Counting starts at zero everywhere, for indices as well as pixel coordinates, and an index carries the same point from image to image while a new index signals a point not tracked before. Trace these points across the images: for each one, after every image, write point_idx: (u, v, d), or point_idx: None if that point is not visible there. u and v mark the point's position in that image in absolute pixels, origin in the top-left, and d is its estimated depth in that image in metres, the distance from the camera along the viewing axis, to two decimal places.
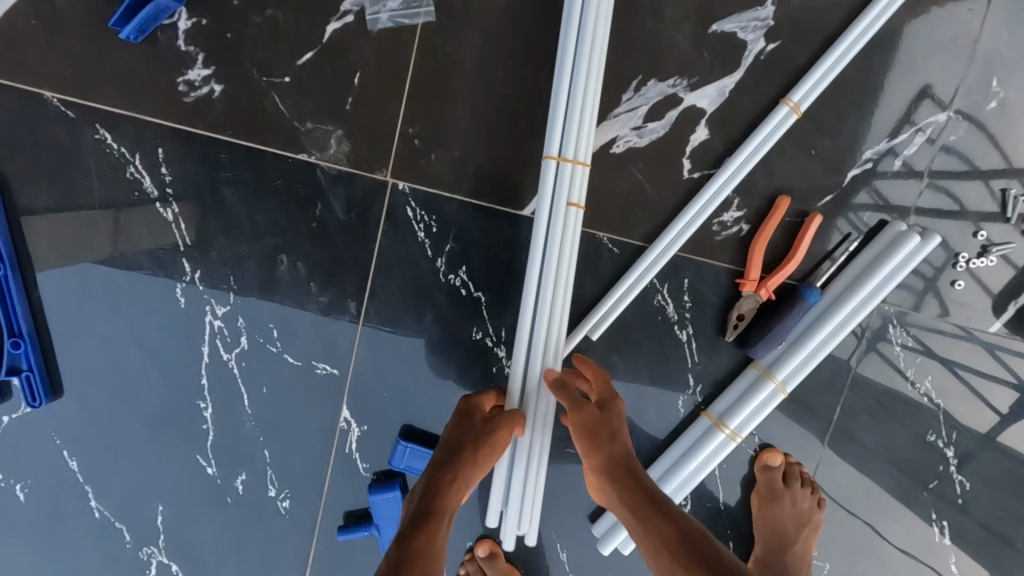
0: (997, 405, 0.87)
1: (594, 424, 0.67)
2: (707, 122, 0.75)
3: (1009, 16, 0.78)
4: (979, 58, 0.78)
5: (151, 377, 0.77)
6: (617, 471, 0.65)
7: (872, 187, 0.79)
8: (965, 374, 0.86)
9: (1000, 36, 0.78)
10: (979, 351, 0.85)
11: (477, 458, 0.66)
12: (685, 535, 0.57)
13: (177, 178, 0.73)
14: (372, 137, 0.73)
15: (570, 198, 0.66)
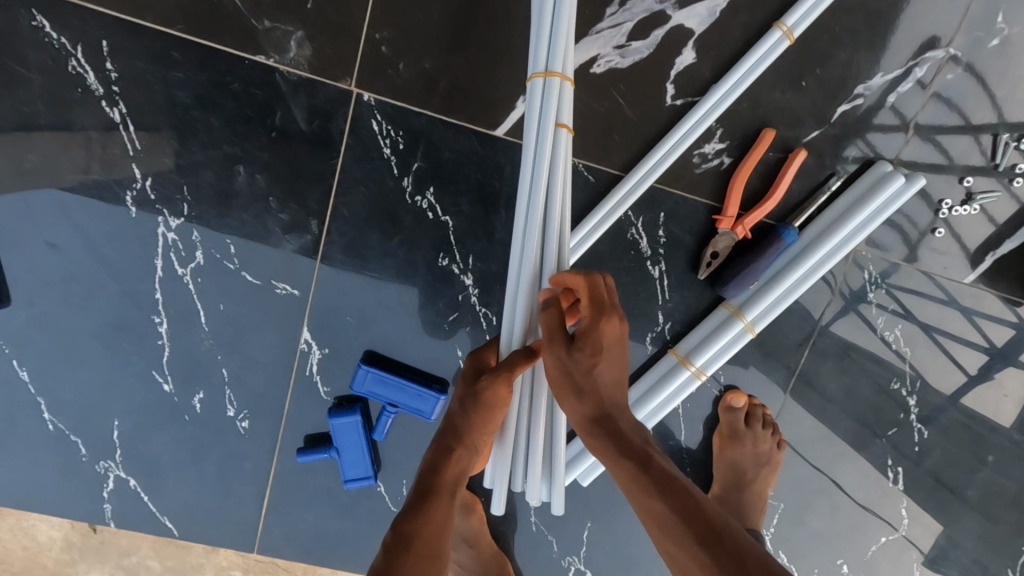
0: (963, 357, 0.87)
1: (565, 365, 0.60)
2: (694, 44, 0.70)
3: None
4: None
5: (102, 288, 0.74)
6: (599, 426, 0.60)
7: (861, 125, 0.76)
8: (934, 326, 0.86)
9: None
10: (952, 302, 0.85)
11: (487, 404, 0.65)
12: (673, 501, 0.55)
13: (124, 75, 0.68)
14: (336, 42, 0.68)
15: (559, 119, 0.61)
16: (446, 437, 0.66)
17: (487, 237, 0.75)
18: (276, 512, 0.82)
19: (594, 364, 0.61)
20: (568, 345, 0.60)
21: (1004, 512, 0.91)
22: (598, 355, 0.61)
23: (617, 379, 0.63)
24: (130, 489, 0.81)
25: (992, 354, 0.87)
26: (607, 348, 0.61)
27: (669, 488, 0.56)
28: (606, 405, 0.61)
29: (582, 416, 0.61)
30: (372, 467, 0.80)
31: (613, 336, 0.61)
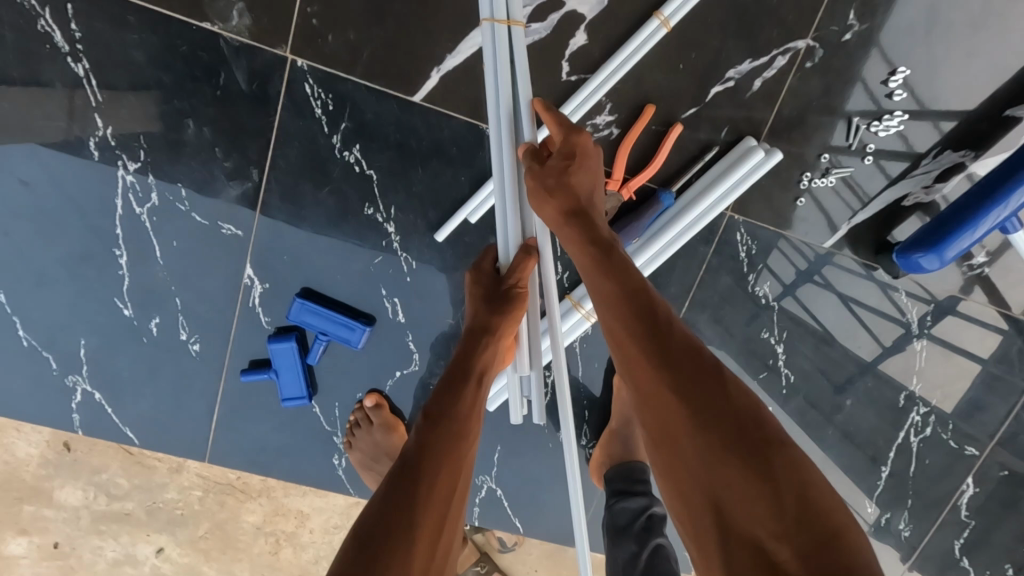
0: (870, 330, 1.02)
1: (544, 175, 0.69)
2: (586, 27, 0.81)
3: None
4: None
5: (69, 222, 0.85)
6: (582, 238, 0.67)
7: (734, 104, 0.88)
8: (846, 300, 1.00)
9: None
10: (861, 280, 0.99)
11: (507, 301, 0.76)
12: (666, 347, 0.57)
13: (87, 35, 0.78)
14: (270, 13, 0.78)
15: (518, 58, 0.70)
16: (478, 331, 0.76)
17: (406, 190, 0.87)
18: (224, 425, 0.95)
19: (578, 149, 0.71)
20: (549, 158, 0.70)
21: (861, 446, 1.06)
22: (586, 147, 0.71)
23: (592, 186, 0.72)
24: (96, 400, 0.93)
25: (905, 330, 1.02)
26: (579, 155, 0.71)
27: (657, 313, 0.60)
28: (587, 215, 0.69)
29: (567, 204, 0.69)
30: (306, 388, 0.93)
31: (587, 144, 0.72)
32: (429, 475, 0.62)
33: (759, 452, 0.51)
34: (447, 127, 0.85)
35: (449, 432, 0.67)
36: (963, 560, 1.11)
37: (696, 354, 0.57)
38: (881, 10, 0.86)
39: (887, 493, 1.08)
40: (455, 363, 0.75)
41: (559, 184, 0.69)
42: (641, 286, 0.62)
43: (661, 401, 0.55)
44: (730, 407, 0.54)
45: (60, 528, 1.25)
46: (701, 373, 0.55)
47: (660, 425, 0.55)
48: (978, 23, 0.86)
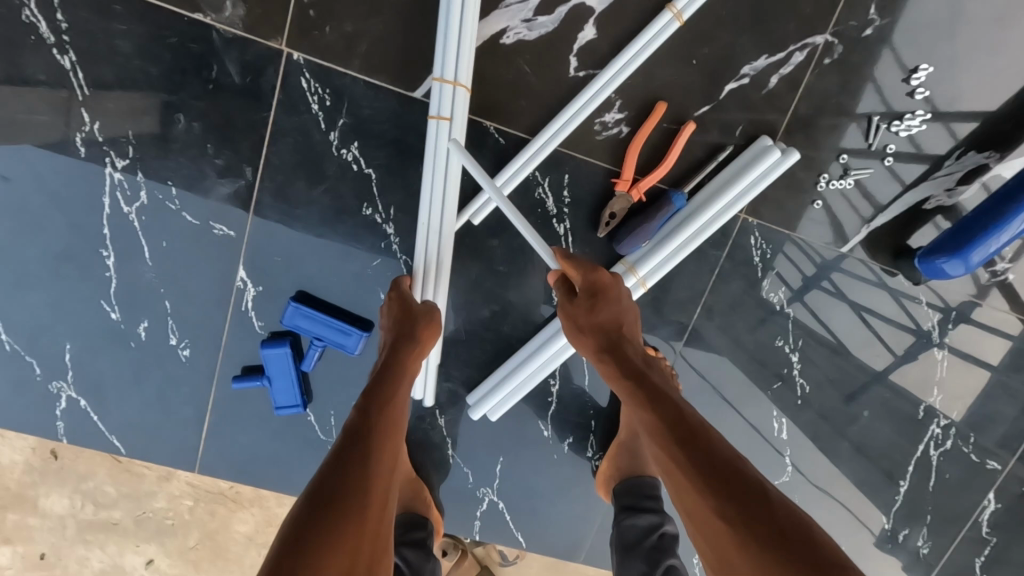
0: (886, 338, 0.97)
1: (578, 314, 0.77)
2: (595, 21, 0.78)
3: None
4: None
5: (54, 221, 0.81)
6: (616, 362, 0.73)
7: (748, 102, 0.84)
8: (855, 308, 0.96)
9: None
10: (871, 286, 0.95)
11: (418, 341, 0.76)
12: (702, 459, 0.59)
13: (73, 25, 0.75)
14: (266, 3, 0.75)
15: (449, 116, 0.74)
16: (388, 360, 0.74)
17: (406, 190, 0.83)
18: (215, 434, 0.91)
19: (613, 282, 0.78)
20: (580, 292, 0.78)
21: (880, 460, 1.02)
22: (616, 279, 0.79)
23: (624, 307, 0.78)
24: (80, 408, 0.89)
25: (916, 336, 0.97)
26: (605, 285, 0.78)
27: (683, 420, 0.63)
28: (622, 347, 0.74)
29: (603, 342, 0.75)
30: (300, 396, 0.89)
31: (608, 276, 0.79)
32: (369, 484, 0.56)
33: (805, 550, 0.50)
34: None
35: (381, 442, 0.62)
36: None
37: (732, 470, 0.57)
38: (902, 4, 0.82)
39: (905, 508, 1.04)
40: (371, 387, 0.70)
41: (595, 318, 0.76)
42: (679, 405, 0.65)
43: (699, 508, 0.56)
44: (773, 516, 0.53)
45: (45, 537, 1.21)
46: (738, 480, 0.56)
47: (706, 533, 0.55)
48: (1003, 17, 0.82)
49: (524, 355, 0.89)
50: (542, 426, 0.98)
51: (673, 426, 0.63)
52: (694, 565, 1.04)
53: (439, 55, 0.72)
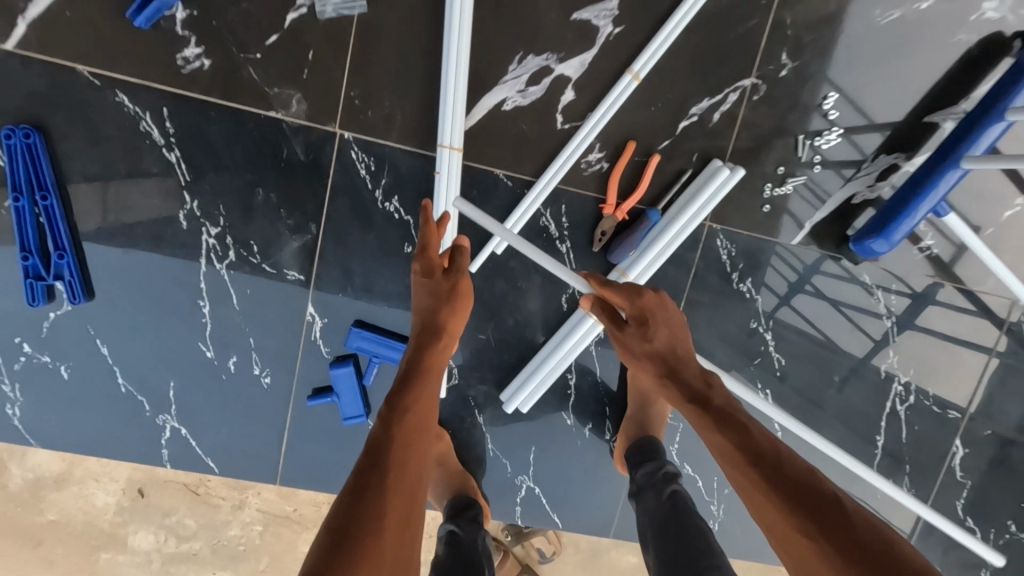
0: (855, 320, 1.17)
1: (630, 340, 0.93)
2: (573, 85, 1.01)
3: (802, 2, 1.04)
4: (778, 36, 1.05)
5: (162, 281, 1.02)
6: (673, 382, 0.88)
7: (699, 134, 1.06)
8: (833, 302, 1.16)
9: (794, 18, 1.04)
10: (844, 281, 1.15)
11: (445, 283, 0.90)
12: (776, 473, 0.72)
13: (178, 129, 0.97)
14: (323, 98, 0.98)
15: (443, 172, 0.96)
16: (423, 324, 0.89)
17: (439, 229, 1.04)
18: (293, 447, 1.09)
19: (657, 303, 0.94)
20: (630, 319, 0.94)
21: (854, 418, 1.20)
22: (660, 298, 0.95)
23: (673, 334, 0.93)
24: (182, 435, 1.07)
25: (891, 321, 1.17)
26: (653, 313, 0.93)
27: (756, 443, 0.76)
28: (679, 370, 0.89)
29: (661, 367, 0.90)
30: (363, 407, 1.07)
31: (653, 299, 0.94)
32: (388, 468, 0.70)
33: (873, 555, 0.63)
34: (470, 174, 1.03)
35: (408, 424, 0.75)
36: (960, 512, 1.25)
37: (808, 488, 0.70)
38: (809, 49, 1.06)
39: (885, 461, 1.22)
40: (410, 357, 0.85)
41: (653, 345, 0.92)
42: (750, 429, 0.78)
43: (780, 525, 0.69)
44: (845, 518, 0.66)
45: (134, 570, 1.36)
46: (815, 493, 0.69)
47: (783, 538, 0.68)
48: (887, 51, 1.06)
49: (543, 354, 1.08)
50: (564, 416, 1.16)
51: (749, 447, 0.75)
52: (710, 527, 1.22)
53: (443, 134, 0.94)
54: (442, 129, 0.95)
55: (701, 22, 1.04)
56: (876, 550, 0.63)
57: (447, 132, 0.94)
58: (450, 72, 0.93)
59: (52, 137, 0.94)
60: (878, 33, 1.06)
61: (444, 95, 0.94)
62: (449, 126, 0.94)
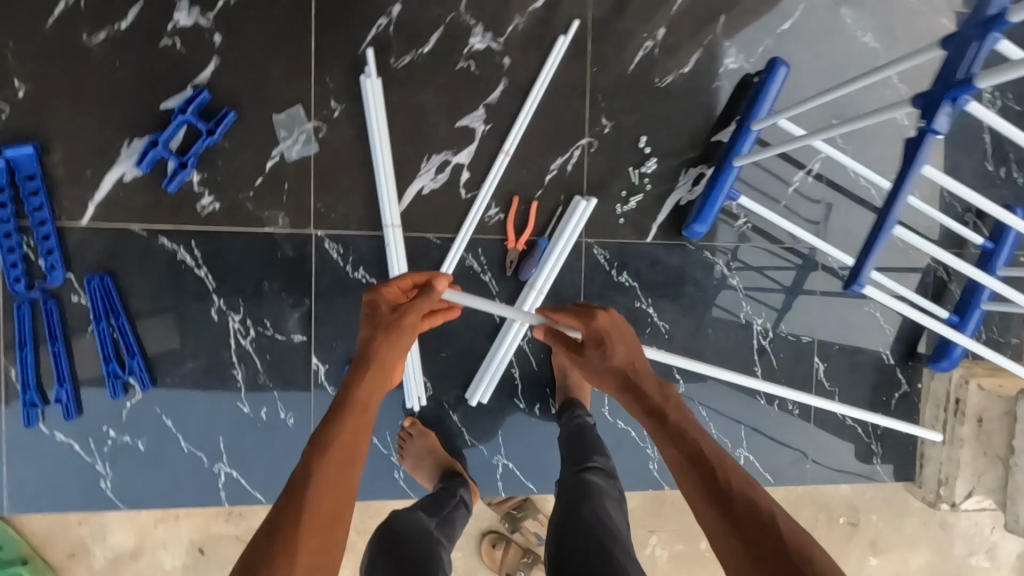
0: (736, 290, 1.61)
1: (591, 362, 1.23)
2: (467, 167, 1.47)
3: (610, 81, 1.52)
4: (600, 105, 1.52)
5: (204, 362, 1.40)
6: (627, 390, 1.17)
7: (562, 181, 1.51)
8: (737, 288, 1.61)
9: (607, 92, 1.52)
10: (740, 271, 1.61)
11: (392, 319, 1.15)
12: (713, 477, 0.98)
13: (203, 253, 1.39)
14: (299, 211, 1.42)
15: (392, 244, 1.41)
16: (376, 343, 1.13)
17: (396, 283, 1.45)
18: None
19: (608, 324, 1.23)
20: (589, 340, 1.24)
21: (729, 357, 1.62)
22: (611, 321, 1.25)
23: (628, 349, 1.22)
24: (234, 475, 1.42)
25: (784, 291, 1.63)
26: (609, 336, 1.22)
27: (692, 445, 1.04)
28: (632, 380, 1.17)
29: (618, 379, 1.19)
30: None
31: (605, 322, 1.24)
32: (306, 494, 0.88)
33: (765, 534, 0.89)
34: (410, 241, 1.46)
35: (336, 437, 0.96)
36: (833, 407, 1.68)
37: (727, 483, 0.97)
38: (623, 109, 1.53)
39: (767, 386, 1.64)
40: (359, 372, 1.09)
41: (608, 362, 1.20)
42: (690, 435, 1.05)
43: (704, 510, 0.96)
44: (753, 513, 0.92)
45: None
46: (735, 495, 0.95)
47: (705, 521, 0.96)
48: (675, 100, 1.55)
49: (489, 355, 1.48)
50: (517, 401, 1.53)
51: (686, 450, 1.03)
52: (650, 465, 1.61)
53: (387, 217, 1.40)
54: (386, 215, 1.40)
55: (546, 107, 1.50)
56: (769, 532, 0.89)
57: (389, 217, 1.40)
58: (383, 178, 1.40)
59: (119, 276, 1.36)
60: (666, 90, 1.54)
61: (383, 193, 1.39)
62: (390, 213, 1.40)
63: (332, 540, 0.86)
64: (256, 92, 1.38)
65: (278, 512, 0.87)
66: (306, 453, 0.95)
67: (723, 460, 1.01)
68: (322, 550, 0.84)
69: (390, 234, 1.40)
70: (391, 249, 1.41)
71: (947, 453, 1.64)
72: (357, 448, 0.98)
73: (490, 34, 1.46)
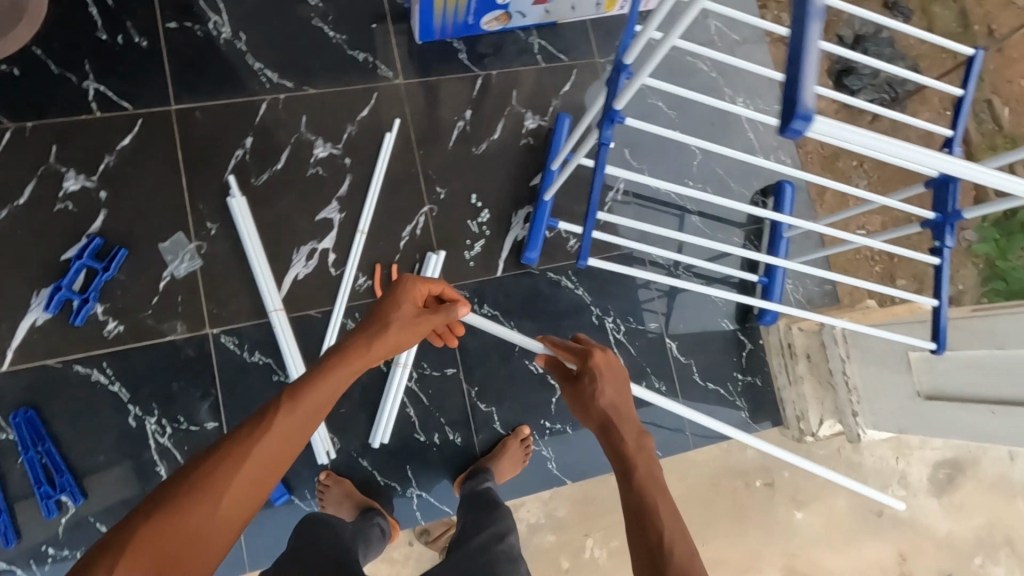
0: (593, 297, 1.92)
1: (579, 394, 1.25)
2: (333, 250, 1.77)
3: (437, 157, 1.88)
4: (433, 177, 1.86)
5: (130, 466, 1.58)
6: (604, 430, 1.18)
7: (414, 242, 1.82)
8: (628, 299, 1.94)
9: (436, 166, 1.87)
10: (627, 285, 1.95)
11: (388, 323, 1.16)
12: (652, 522, 0.99)
13: (114, 370, 1.61)
14: (194, 317, 1.67)
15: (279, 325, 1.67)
16: (388, 326, 1.15)
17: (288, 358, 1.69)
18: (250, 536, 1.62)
19: (605, 354, 1.27)
20: (583, 370, 1.26)
21: None
22: (608, 356, 1.27)
23: (616, 392, 1.22)
24: None
25: (670, 291, 1.98)
26: (603, 373, 1.24)
27: (646, 495, 1.04)
28: (610, 423, 1.19)
29: (599, 417, 1.20)
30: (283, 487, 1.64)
31: (606, 360, 1.26)
32: (221, 473, 0.87)
33: None
34: (295, 320, 1.72)
35: (304, 410, 0.98)
36: (695, 377, 1.95)
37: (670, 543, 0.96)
38: (453, 176, 1.88)
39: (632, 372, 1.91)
40: (361, 346, 1.11)
41: (591, 385, 1.23)
42: (642, 475, 1.06)
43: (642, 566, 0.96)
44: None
45: None
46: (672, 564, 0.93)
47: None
48: (492, 160, 1.91)
49: (382, 400, 1.72)
50: (418, 435, 1.75)
51: (640, 502, 1.03)
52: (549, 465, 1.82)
53: (270, 304, 1.68)
54: (269, 302, 1.68)
55: (388, 188, 1.83)
56: None
57: (272, 303, 1.68)
58: (261, 273, 1.69)
59: (42, 407, 1.56)
60: (483, 154, 1.91)
61: (263, 285, 1.68)
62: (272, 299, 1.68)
63: (214, 533, 0.84)
64: (143, 228, 1.67)
65: (223, 451, 0.90)
66: (258, 422, 0.94)
67: (668, 511, 1.01)
68: (203, 534, 0.83)
69: (276, 317, 1.67)
70: (279, 329, 1.67)
71: (795, 393, 1.90)
72: (286, 456, 0.94)
73: (330, 143, 1.82)
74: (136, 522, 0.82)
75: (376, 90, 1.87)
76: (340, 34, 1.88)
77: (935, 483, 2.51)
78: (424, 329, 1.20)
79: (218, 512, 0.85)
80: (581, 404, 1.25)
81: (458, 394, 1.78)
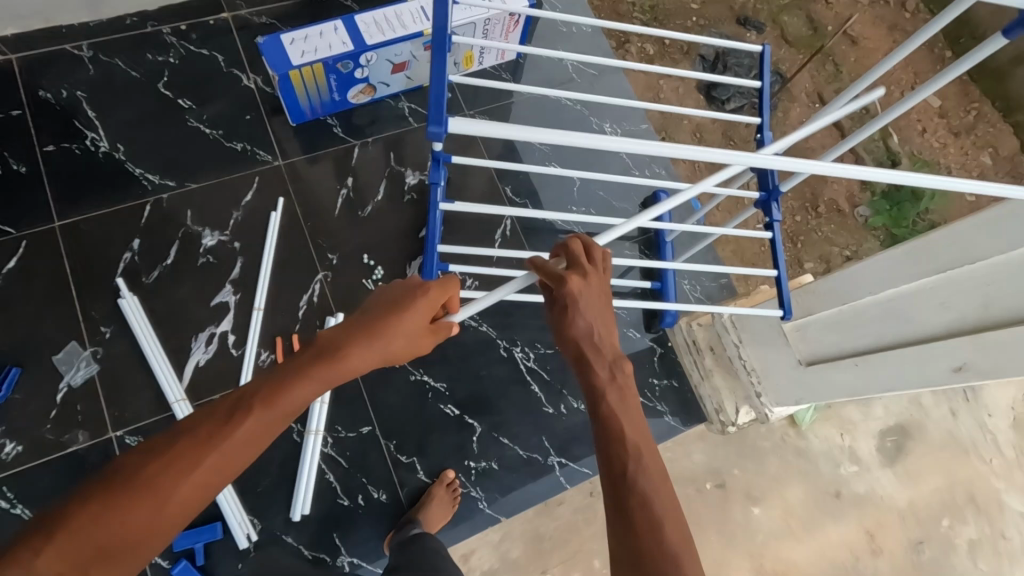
0: (498, 331, 1.96)
1: (559, 323, 1.07)
2: (231, 331, 1.80)
3: (325, 226, 1.96)
4: (324, 245, 1.94)
5: None
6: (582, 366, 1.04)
7: (313, 310, 1.86)
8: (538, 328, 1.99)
9: (325, 234, 1.95)
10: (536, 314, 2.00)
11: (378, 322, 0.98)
12: (642, 497, 0.88)
13: (15, 493, 1.58)
14: (95, 422, 1.66)
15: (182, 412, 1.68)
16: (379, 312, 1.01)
17: None
18: None
19: (597, 280, 1.08)
20: (557, 297, 1.07)
21: (507, 386, 1.91)
22: (599, 280, 1.09)
23: (599, 331, 1.05)
24: None
25: None
26: (582, 302, 1.04)
27: (620, 456, 0.91)
28: (588, 364, 1.03)
29: (575, 350, 1.05)
30: None
31: (592, 290, 1.06)
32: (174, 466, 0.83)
33: None
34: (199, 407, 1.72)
35: (278, 409, 0.91)
36: None
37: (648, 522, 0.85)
38: (343, 241, 1.95)
39: (548, 396, 1.93)
40: (342, 340, 0.96)
41: (582, 317, 1.04)
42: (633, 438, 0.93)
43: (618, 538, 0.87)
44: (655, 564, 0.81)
45: None
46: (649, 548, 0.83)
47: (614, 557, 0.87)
48: (379, 219, 1.99)
49: (298, 471, 1.71)
50: (341, 500, 1.73)
51: (615, 467, 0.91)
52: (479, 505, 1.81)
53: (172, 395, 1.69)
54: (172, 394, 1.69)
55: (280, 262, 1.89)
56: None
57: (174, 395, 1.69)
58: (160, 367, 1.71)
59: None
60: (370, 215, 1.99)
61: (164, 379, 1.70)
62: (174, 391, 1.70)
63: (167, 520, 0.82)
64: (35, 344, 1.69)
65: (177, 445, 0.85)
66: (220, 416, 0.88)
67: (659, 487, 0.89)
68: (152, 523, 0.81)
69: (179, 408, 1.68)
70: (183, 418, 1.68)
71: (709, 386, 1.93)
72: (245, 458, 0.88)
73: (217, 231, 1.88)
74: (81, 509, 0.78)
75: (257, 174, 1.97)
76: (216, 129, 1.98)
77: (887, 452, 2.48)
78: (427, 324, 1.03)
79: (156, 506, 0.81)
80: (563, 336, 1.08)
81: (377, 450, 1.79)
